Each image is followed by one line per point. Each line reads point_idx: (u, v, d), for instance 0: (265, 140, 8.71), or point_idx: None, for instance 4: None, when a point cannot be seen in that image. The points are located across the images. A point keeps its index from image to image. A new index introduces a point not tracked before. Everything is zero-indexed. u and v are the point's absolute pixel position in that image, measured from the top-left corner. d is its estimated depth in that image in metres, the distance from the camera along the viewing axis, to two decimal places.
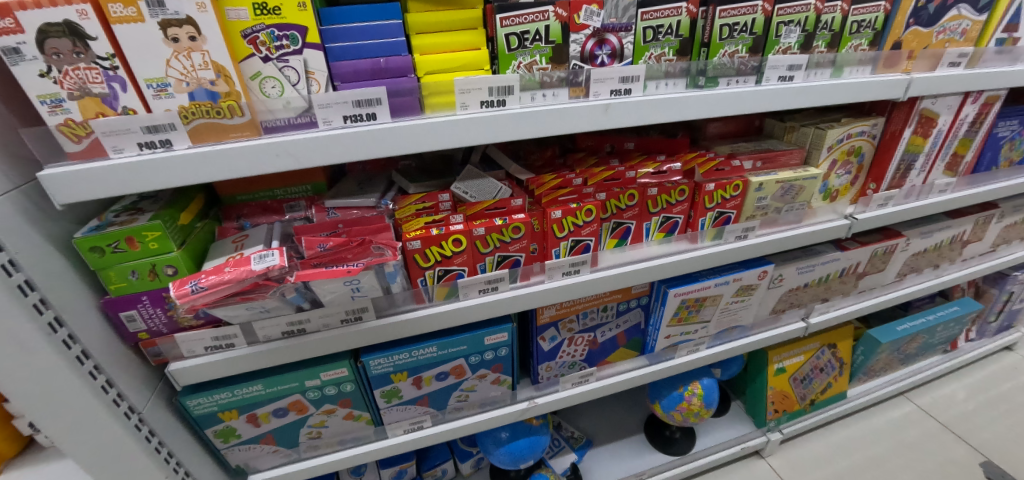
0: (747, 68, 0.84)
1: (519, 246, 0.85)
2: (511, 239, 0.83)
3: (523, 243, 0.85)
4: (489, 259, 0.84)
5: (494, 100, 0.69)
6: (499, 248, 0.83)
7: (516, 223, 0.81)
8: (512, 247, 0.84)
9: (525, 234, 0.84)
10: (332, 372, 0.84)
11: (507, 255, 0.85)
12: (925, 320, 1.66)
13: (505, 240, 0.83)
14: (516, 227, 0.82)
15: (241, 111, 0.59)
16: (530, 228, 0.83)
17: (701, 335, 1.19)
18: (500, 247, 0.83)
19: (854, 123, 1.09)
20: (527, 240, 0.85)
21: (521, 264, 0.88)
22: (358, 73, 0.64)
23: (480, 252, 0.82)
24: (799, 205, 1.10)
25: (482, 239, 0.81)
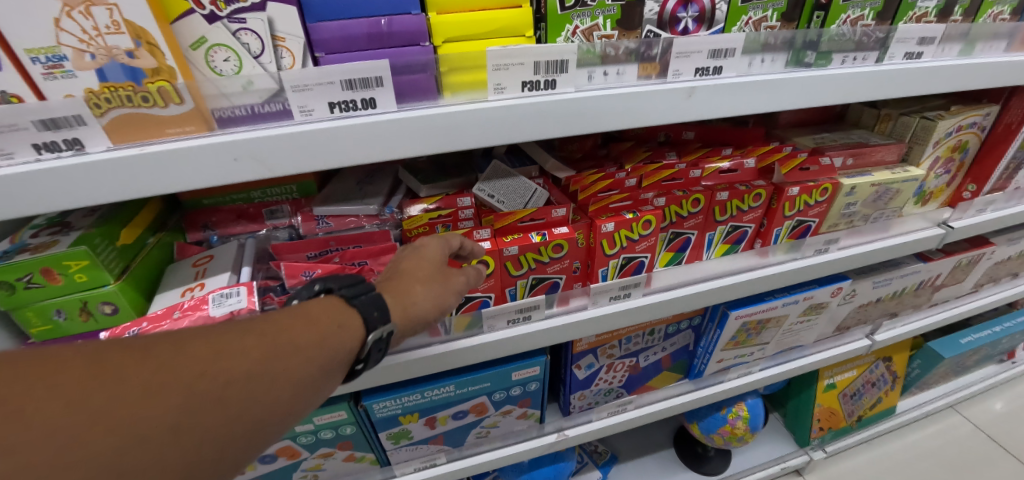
0: (870, 40, 0.63)
1: (559, 267, 0.67)
2: (549, 259, 0.66)
3: (564, 263, 0.67)
4: (521, 283, 0.67)
5: (540, 79, 0.50)
6: (535, 270, 0.66)
7: (559, 240, 0.63)
8: (550, 268, 0.67)
9: (568, 253, 0.66)
10: (327, 416, 0.68)
11: (544, 277, 0.67)
12: (991, 332, 1.48)
13: (543, 260, 0.65)
14: (557, 245, 0.64)
15: (181, 97, 0.40)
16: (576, 245, 0.66)
17: (756, 358, 1.03)
18: (538, 268, 0.66)
19: (966, 113, 0.89)
20: (571, 259, 0.67)
21: (560, 287, 0.70)
22: (350, 40, 0.45)
23: (510, 276, 0.65)
24: (890, 212, 0.91)
25: (514, 259, 0.63)
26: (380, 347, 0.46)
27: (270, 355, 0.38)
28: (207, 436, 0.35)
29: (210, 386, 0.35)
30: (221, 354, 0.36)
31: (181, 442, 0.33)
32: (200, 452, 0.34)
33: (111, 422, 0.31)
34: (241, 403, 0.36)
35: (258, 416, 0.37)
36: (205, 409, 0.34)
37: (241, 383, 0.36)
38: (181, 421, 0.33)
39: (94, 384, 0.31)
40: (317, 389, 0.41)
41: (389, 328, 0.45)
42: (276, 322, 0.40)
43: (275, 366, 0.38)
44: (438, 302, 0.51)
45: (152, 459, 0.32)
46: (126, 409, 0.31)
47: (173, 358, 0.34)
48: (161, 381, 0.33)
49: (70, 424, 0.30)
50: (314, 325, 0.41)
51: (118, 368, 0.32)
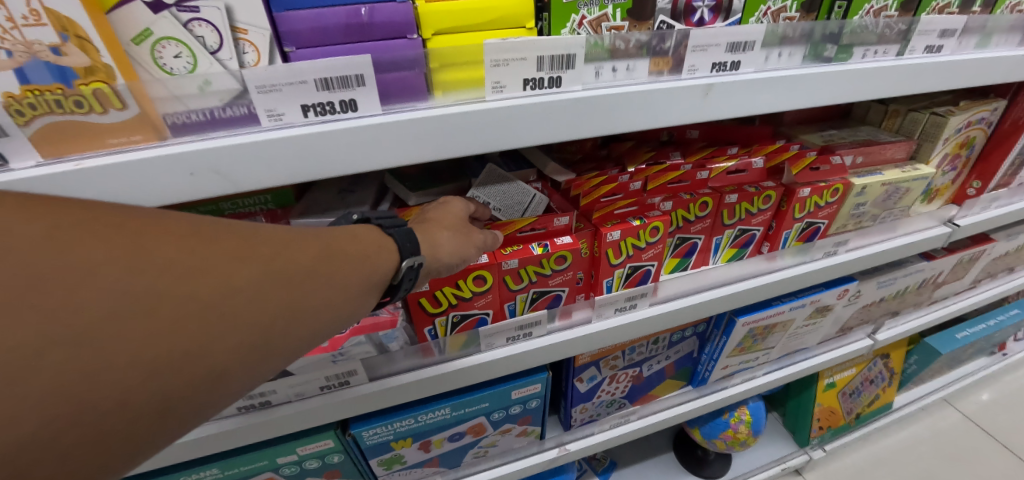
0: (892, 33, 0.59)
1: (562, 280, 0.62)
2: (552, 272, 0.60)
3: (567, 275, 0.62)
4: (522, 297, 0.61)
5: (543, 76, 0.44)
6: (536, 283, 0.61)
7: (562, 251, 0.58)
8: (553, 281, 0.62)
9: (572, 264, 0.60)
10: (312, 446, 0.63)
11: (546, 291, 0.62)
12: (986, 326, 1.48)
13: (545, 272, 0.60)
14: (560, 256, 0.59)
15: (123, 101, 0.34)
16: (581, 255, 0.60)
17: (761, 362, 1.00)
18: (540, 281, 0.61)
19: (976, 108, 0.86)
20: (575, 270, 0.62)
21: (562, 299, 0.65)
22: (325, 32, 0.39)
23: (509, 291, 0.60)
24: (899, 212, 0.87)
25: (514, 273, 0.58)
26: (412, 278, 0.45)
27: (334, 256, 0.38)
28: (285, 316, 0.34)
29: (287, 266, 0.35)
30: (293, 243, 0.36)
31: (265, 310, 0.33)
32: (278, 329, 0.34)
33: (208, 271, 0.30)
34: (312, 291, 0.36)
35: (324, 311, 0.37)
36: (285, 285, 0.34)
37: (311, 272, 0.36)
38: (267, 288, 0.33)
39: (188, 240, 0.30)
40: (362, 303, 0.40)
41: (418, 261, 0.44)
42: (334, 234, 0.40)
43: (338, 266, 0.38)
44: (461, 252, 0.49)
45: (244, 316, 0.31)
46: (220, 266, 0.31)
47: (256, 236, 0.34)
48: (247, 251, 0.33)
49: (171, 268, 0.28)
50: (361, 242, 0.42)
51: (211, 233, 0.32)
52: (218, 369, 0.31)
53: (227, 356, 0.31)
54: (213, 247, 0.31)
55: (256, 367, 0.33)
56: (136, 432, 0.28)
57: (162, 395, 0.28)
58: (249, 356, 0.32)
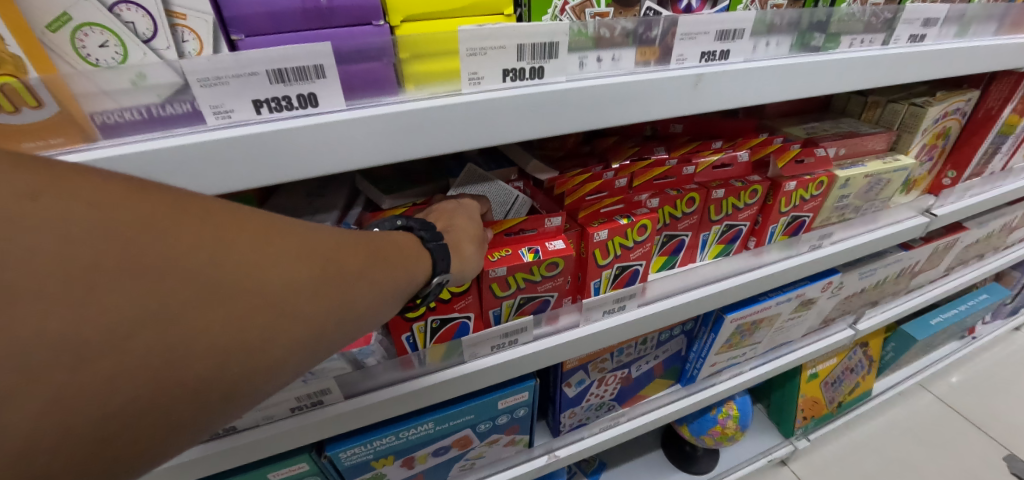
0: (878, 21, 0.58)
1: (551, 286, 0.59)
2: (541, 278, 0.57)
3: (557, 281, 0.59)
4: (508, 303, 0.58)
5: (524, 67, 0.41)
6: (523, 289, 0.57)
7: (555, 257, 0.55)
8: (542, 287, 0.58)
9: (562, 271, 0.57)
10: (286, 471, 0.58)
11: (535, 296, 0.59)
12: (957, 312, 1.52)
13: (534, 279, 0.56)
14: (552, 263, 0.56)
15: (37, 98, 0.29)
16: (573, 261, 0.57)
17: (748, 357, 0.99)
18: (530, 287, 0.57)
19: (952, 98, 0.86)
20: (566, 276, 0.59)
21: (550, 304, 0.61)
22: (279, 17, 0.34)
23: (495, 296, 0.56)
24: (880, 203, 0.87)
25: (500, 278, 0.54)
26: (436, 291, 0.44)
27: (387, 259, 0.37)
28: (342, 319, 0.32)
29: (350, 267, 0.33)
30: (351, 242, 0.34)
31: (328, 311, 0.31)
32: (335, 331, 0.32)
33: (280, 268, 0.28)
34: (368, 294, 0.34)
35: (375, 315, 0.35)
36: (347, 287, 0.32)
37: (370, 275, 0.34)
38: (332, 287, 0.31)
39: (260, 228, 0.28)
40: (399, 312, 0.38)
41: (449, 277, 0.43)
42: (385, 238, 0.39)
43: (391, 271, 0.36)
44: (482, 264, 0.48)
45: (302, 321, 0.29)
46: (291, 263, 0.28)
47: (321, 232, 0.32)
48: (316, 248, 0.30)
49: (246, 262, 0.26)
50: (403, 249, 0.39)
51: (283, 225, 0.29)
52: (277, 366, 0.29)
53: (285, 355, 0.29)
54: (285, 239, 0.29)
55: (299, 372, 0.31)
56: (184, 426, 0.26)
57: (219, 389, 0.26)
58: (304, 356, 0.30)
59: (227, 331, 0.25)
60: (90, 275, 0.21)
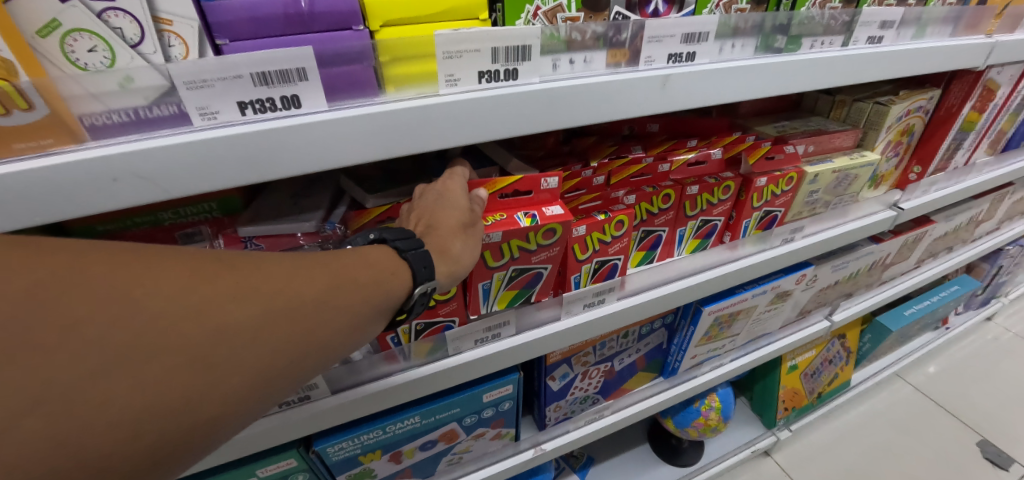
0: (837, 24, 0.61)
1: (546, 257, 0.58)
2: (536, 247, 0.56)
3: (552, 252, 0.58)
4: (500, 275, 0.57)
5: (498, 69, 0.43)
6: (517, 260, 0.56)
7: (552, 224, 0.54)
8: (536, 258, 0.57)
9: (558, 240, 0.56)
10: (274, 467, 0.59)
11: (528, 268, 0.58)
12: (930, 303, 1.57)
13: (529, 246, 0.55)
14: (549, 229, 0.54)
15: (28, 100, 0.30)
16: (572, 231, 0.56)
17: (727, 349, 1.02)
18: (524, 257, 0.56)
19: (914, 97, 0.90)
20: (562, 247, 0.58)
21: (543, 278, 0.60)
22: (261, 22, 0.36)
23: (487, 266, 0.55)
24: (849, 198, 0.91)
25: (495, 246, 0.53)
26: (423, 301, 0.45)
27: (346, 282, 0.38)
28: (292, 351, 0.34)
29: (302, 297, 0.35)
30: (300, 273, 0.36)
31: (277, 341, 0.34)
32: (286, 364, 0.34)
33: (207, 316, 0.30)
34: (319, 322, 0.36)
35: (334, 340, 0.38)
36: (290, 321, 0.34)
37: (321, 303, 0.36)
38: (270, 326, 0.33)
39: (183, 280, 0.30)
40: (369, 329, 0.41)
41: (433, 283, 0.44)
42: (350, 257, 0.41)
43: (350, 293, 0.38)
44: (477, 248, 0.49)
45: (249, 352, 0.32)
46: (218, 309, 0.31)
47: (260, 271, 0.34)
48: (249, 289, 0.33)
49: (167, 319, 0.29)
50: (372, 266, 0.41)
51: (213, 272, 0.32)
52: (230, 405, 0.32)
53: (232, 394, 0.32)
54: (212, 286, 0.31)
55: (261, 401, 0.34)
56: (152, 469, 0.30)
57: (171, 435, 0.29)
58: (260, 387, 0.33)
59: (159, 384, 0.28)
60: (26, 354, 0.24)
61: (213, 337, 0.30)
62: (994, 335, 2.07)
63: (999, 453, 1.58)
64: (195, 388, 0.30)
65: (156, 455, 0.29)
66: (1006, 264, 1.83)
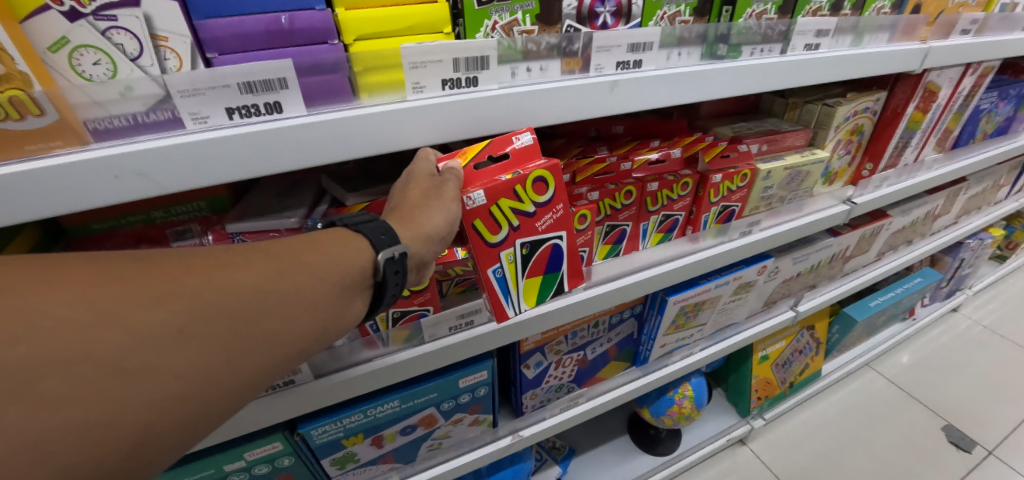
0: (774, 33, 0.67)
1: (550, 219, 0.58)
2: (535, 208, 0.56)
3: (548, 209, 0.58)
4: (508, 254, 0.57)
5: (460, 77, 0.48)
6: (520, 229, 0.56)
7: (538, 171, 0.54)
8: (541, 225, 0.58)
9: (551, 194, 0.57)
10: (260, 450, 0.63)
11: (535, 238, 0.58)
12: (894, 294, 1.65)
13: (526, 209, 0.55)
14: (537, 181, 0.55)
15: (41, 107, 0.34)
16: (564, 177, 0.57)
17: (696, 339, 1.08)
18: (526, 223, 0.57)
19: (860, 99, 0.97)
20: (560, 202, 0.58)
21: (562, 247, 0.61)
22: (246, 38, 0.41)
23: (491, 245, 0.55)
24: (803, 193, 0.98)
25: (488, 214, 0.53)
26: (397, 269, 0.46)
27: (279, 272, 0.39)
28: (229, 348, 0.35)
29: (244, 287, 0.37)
30: (225, 266, 0.37)
31: (225, 329, 0.35)
32: (224, 361, 0.35)
33: (116, 324, 0.31)
34: (256, 315, 0.37)
35: (280, 329, 0.38)
36: (218, 317, 0.35)
37: (252, 296, 0.37)
38: (214, 314, 0.34)
39: (80, 292, 0.31)
40: (328, 312, 0.42)
41: (399, 246, 0.45)
42: (285, 245, 0.42)
43: (286, 282, 0.39)
44: (452, 213, 0.49)
45: (194, 341, 0.33)
46: (129, 315, 0.31)
47: (175, 270, 0.35)
48: (163, 290, 0.33)
49: (68, 333, 0.29)
50: (320, 250, 0.43)
51: (117, 279, 0.33)
52: (188, 394, 0.33)
53: (170, 400, 0.32)
54: (115, 292, 0.32)
55: (223, 388, 0.35)
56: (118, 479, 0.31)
57: (108, 450, 0.30)
58: (218, 372, 0.35)
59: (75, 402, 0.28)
60: None
61: (146, 338, 0.31)
62: (959, 325, 2.16)
63: (962, 437, 1.66)
64: (145, 379, 0.31)
65: (111, 463, 0.30)
66: (967, 257, 1.92)
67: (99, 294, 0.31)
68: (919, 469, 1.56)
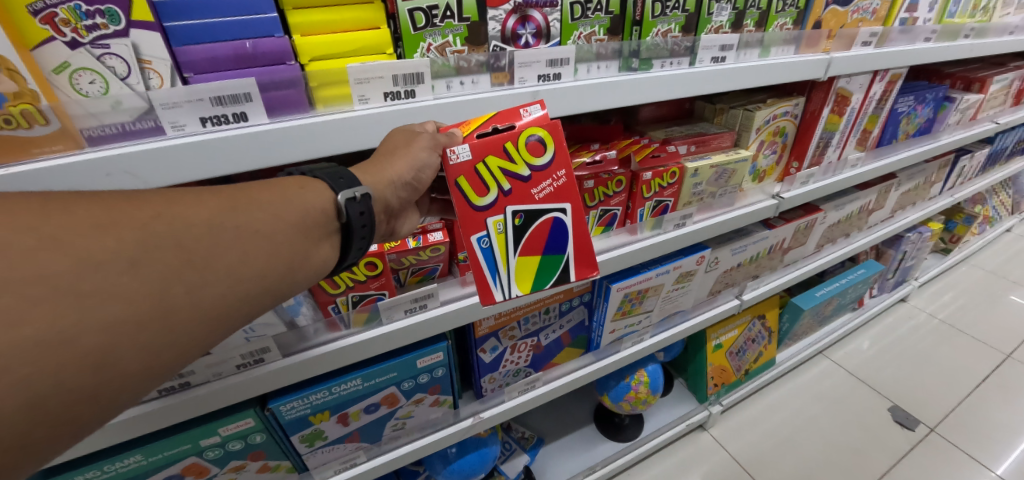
0: (680, 48, 0.79)
1: (546, 188, 0.60)
2: (530, 173, 0.59)
3: (546, 176, 0.60)
4: (498, 222, 0.59)
5: (400, 90, 0.58)
6: (513, 194, 0.58)
7: (531, 133, 0.58)
8: (536, 194, 0.59)
9: (548, 159, 0.59)
10: (234, 426, 0.70)
11: (531, 208, 0.60)
12: (838, 284, 1.77)
13: (520, 173, 0.58)
14: (532, 144, 0.58)
15: (46, 118, 0.42)
16: (562, 144, 0.59)
17: (645, 325, 1.18)
18: (518, 189, 0.59)
19: (779, 104, 1.08)
20: (559, 170, 0.60)
21: (561, 219, 0.62)
22: (216, 60, 0.49)
23: (481, 207, 0.57)
24: (731, 189, 1.09)
25: (479, 175, 0.57)
26: (360, 208, 0.52)
27: (228, 210, 0.44)
28: (183, 277, 0.40)
29: (194, 225, 0.41)
30: (174, 204, 0.42)
31: (176, 262, 0.40)
32: (181, 289, 0.40)
33: (69, 252, 0.36)
34: (208, 248, 0.42)
35: (235, 264, 0.43)
36: (168, 248, 0.39)
37: (202, 230, 0.42)
38: (164, 247, 0.39)
39: (27, 222, 0.35)
40: (280, 252, 0.46)
41: (359, 189, 0.52)
42: (241, 187, 0.47)
43: (237, 220, 0.44)
44: (416, 160, 0.56)
45: (145, 270, 0.38)
46: (78, 244, 0.36)
47: (122, 207, 0.40)
48: (110, 223, 0.38)
49: (17, 259, 0.33)
50: (273, 194, 0.48)
51: (63, 211, 0.37)
52: (146, 317, 0.38)
53: (125, 322, 0.37)
54: (63, 223, 0.37)
55: (181, 315, 0.40)
56: (92, 410, 0.37)
57: (77, 364, 0.35)
58: (177, 300, 0.40)
59: (28, 320, 0.33)
60: None
61: (97, 268, 0.36)
62: (907, 315, 2.31)
63: (907, 416, 1.78)
64: (102, 303, 0.36)
65: (82, 376, 0.36)
66: (908, 249, 2.07)
67: (45, 224, 0.36)
68: (865, 448, 1.67)
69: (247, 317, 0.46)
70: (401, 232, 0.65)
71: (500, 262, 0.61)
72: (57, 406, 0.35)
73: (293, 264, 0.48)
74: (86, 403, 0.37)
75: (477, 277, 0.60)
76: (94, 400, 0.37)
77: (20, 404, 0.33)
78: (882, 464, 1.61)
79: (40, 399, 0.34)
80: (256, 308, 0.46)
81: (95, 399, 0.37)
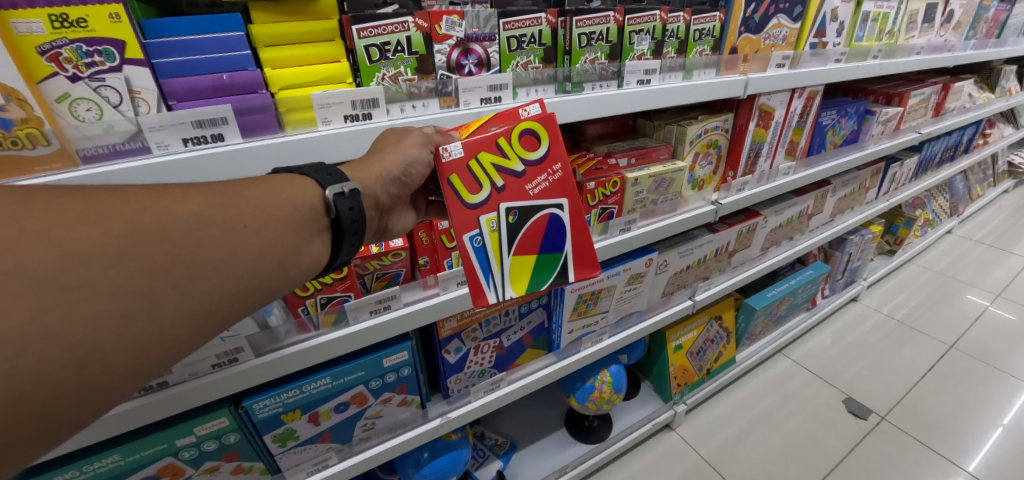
0: (608, 73, 0.91)
1: (540, 185, 0.69)
2: (525, 168, 0.68)
3: (540, 171, 0.69)
4: (491, 220, 0.67)
5: (358, 113, 0.67)
6: (509, 189, 0.67)
7: (525, 130, 0.67)
8: (530, 190, 0.69)
9: (541, 155, 0.69)
10: (209, 425, 0.74)
11: (524, 205, 0.68)
12: (789, 285, 1.88)
13: (514, 169, 0.68)
14: (525, 141, 0.68)
15: (48, 140, 0.50)
16: (556, 139, 0.69)
17: (603, 326, 1.27)
18: (512, 187, 0.68)
19: (709, 119, 1.21)
20: (553, 164, 0.70)
21: (555, 214, 0.71)
22: (196, 90, 0.58)
23: (478, 203, 0.66)
24: (672, 196, 1.20)
25: (474, 173, 0.66)
26: (348, 203, 0.58)
27: (215, 207, 0.48)
28: (170, 272, 0.44)
29: (182, 219, 0.45)
30: (161, 199, 0.46)
31: (161, 256, 0.43)
32: (168, 283, 0.44)
33: (53, 247, 0.38)
34: (196, 243, 0.46)
35: (223, 261, 0.48)
36: (155, 240, 0.43)
37: (189, 224, 0.45)
38: (149, 240, 0.43)
39: (9, 214, 0.38)
40: (263, 247, 0.51)
41: (347, 185, 0.59)
42: (230, 184, 0.52)
43: (225, 215, 0.48)
44: (405, 155, 0.64)
45: (132, 263, 0.42)
46: (64, 237, 0.39)
47: (111, 201, 0.43)
48: (96, 216, 0.41)
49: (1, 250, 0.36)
50: (262, 187, 0.53)
51: (47, 205, 0.40)
52: (133, 309, 0.42)
53: (111, 315, 0.40)
54: (45, 216, 0.40)
55: (168, 308, 0.44)
56: (77, 404, 0.40)
57: (60, 358, 0.38)
58: (163, 293, 0.43)
59: (10, 313, 0.36)
60: None
61: (86, 259, 0.40)
62: (859, 313, 2.47)
63: (859, 406, 1.89)
64: (92, 294, 0.40)
65: (66, 369, 0.39)
66: (852, 251, 2.23)
67: (29, 216, 0.39)
68: (822, 437, 1.77)
69: (233, 316, 0.50)
70: (397, 228, 0.74)
71: (493, 262, 0.69)
72: (43, 398, 0.38)
73: (279, 259, 0.52)
74: (70, 397, 0.39)
75: (470, 275, 0.68)
76: (75, 395, 0.39)
77: (5, 399, 0.36)
78: (837, 453, 1.70)
79: (24, 393, 0.37)
80: (243, 305, 0.50)
81: (80, 395, 0.40)
